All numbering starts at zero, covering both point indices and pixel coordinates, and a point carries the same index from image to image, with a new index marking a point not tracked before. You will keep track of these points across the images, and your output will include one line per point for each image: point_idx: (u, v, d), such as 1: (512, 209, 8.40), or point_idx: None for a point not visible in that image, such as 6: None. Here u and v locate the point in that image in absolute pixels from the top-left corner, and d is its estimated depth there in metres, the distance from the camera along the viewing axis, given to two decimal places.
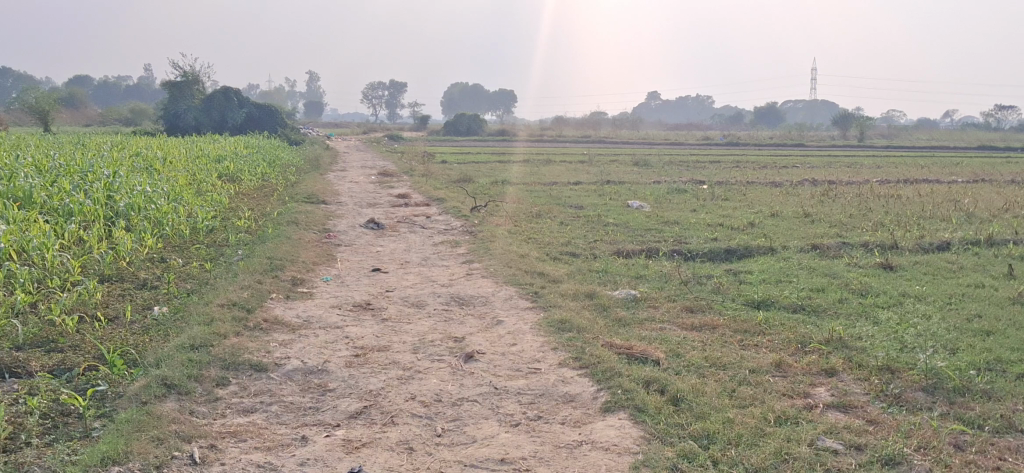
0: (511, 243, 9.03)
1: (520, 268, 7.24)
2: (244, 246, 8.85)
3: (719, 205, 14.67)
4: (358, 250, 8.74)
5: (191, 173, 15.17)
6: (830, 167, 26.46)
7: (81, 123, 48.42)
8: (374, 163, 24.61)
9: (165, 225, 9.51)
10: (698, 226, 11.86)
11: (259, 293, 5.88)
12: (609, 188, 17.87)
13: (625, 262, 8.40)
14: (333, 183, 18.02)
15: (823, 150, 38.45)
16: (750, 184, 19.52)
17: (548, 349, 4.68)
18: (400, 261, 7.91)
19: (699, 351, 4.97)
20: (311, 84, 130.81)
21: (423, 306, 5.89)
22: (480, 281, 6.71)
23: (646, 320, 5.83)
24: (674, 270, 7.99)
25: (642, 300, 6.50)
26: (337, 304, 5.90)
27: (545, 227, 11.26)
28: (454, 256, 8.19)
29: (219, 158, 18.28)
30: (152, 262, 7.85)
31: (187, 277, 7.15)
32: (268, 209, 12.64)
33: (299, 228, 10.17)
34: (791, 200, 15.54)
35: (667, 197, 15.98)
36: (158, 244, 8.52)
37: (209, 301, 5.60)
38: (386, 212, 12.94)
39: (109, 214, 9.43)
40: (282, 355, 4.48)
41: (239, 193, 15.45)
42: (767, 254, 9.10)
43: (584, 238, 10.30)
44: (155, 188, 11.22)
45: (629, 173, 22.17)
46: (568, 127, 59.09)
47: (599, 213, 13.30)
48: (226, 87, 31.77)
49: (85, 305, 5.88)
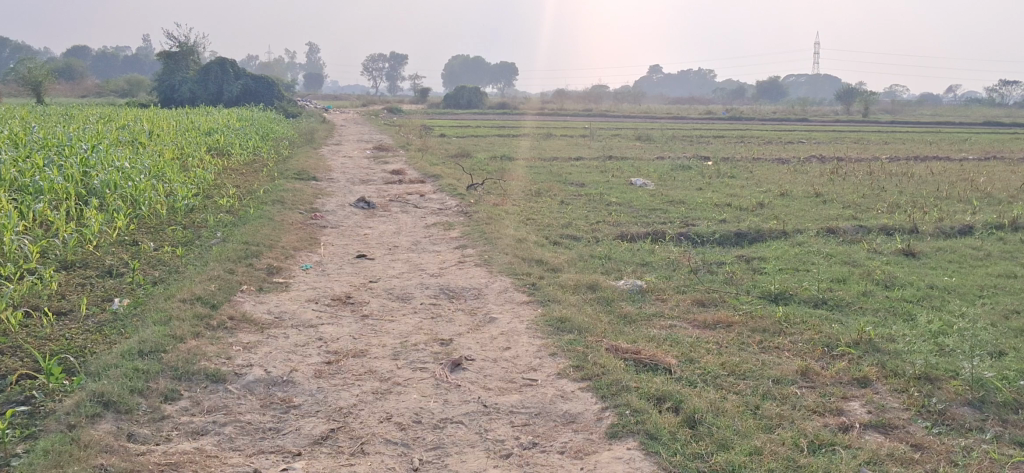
0: (507, 226, 8.48)
1: (517, 255, 6.70)
2: (223, 228, 8.32)
3: (725, 184, 14.10)
4: (345, 232, 8.21)
5: (179, 146, 14.61)
6: (836, 143, 25.80)
7: (75, 95, 47.72)
8: (370, 137, 24.05)
9: (141, 205, 8.97)
10: (706, 206, 11.29)
11: (227, 286, 5.34)
12: (611, 164, 17.32)
13: (628, 247, 7.86)
14: (327, 159, 17.42)
15: (826, 125, 37.78)
16: (757, 160, 18.95)
17: (546, 356, 4.15)
18: (388, 246, 7.36)
19: (714, 356, 4.44)
20: (311, 55, 129.92)
21: (408, 301, 5.35)
22: (473, 270, 6.17)
23: (653, 317, 5.29)
24: (682, 256, 7.44)
25: (649, 293, 5.97)
26: (314, 297, 5.36)
27: (544, 207, 10.70)
28: (447, 240, 7.64)
29: (210, 130, 17.72)
30: (122, 247, 7.31)
31: (155, 264, 6.61)
32: (255, 187, 12.10)
33: (284, 208, 9.63)
34: (800, 178, 14.99)
35: (671, 175, 15.40)
36: (131, 226, 7.99)
37: (172, 295, 5.06)
38: (379, 189, 12.39)
39: (81, 193, 8.88)
40: (242, 363, 3.94)
41: (228, 168, 14.91)
42: (780, 239, 8.54)
43: (585, 220, 9.75)
44: (135, 164, 10.67)
45: (632, 148, 21.60)
46: (569, 100, 58.34)
47: (601, 192, 12.77)
48: (221, 59, 31.07)
49: (38, 298, 5.37)
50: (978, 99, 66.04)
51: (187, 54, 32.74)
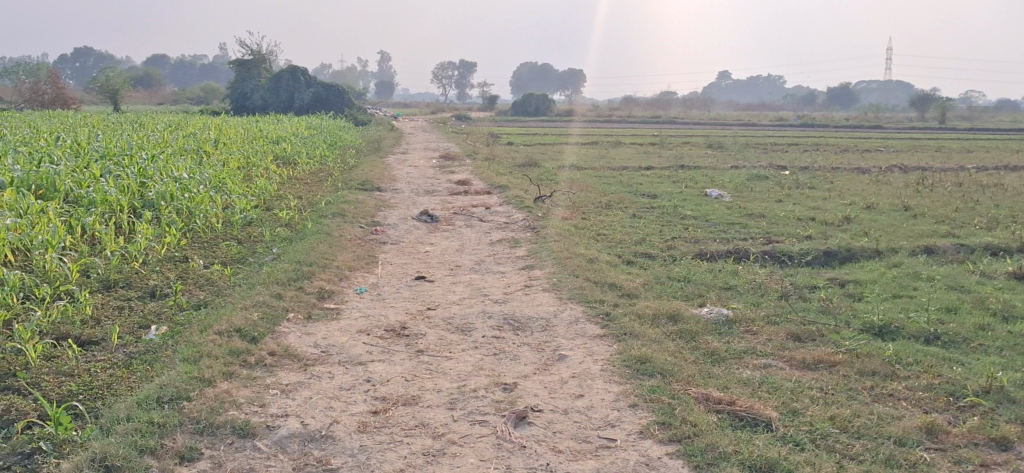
0: (577, 243, 7.93)
1: (588, 279, 6.13)
2: (278, 243, 7.92)
3: (806, 195, 13.35)
4: (405, 249, 7.74)
5: (244, 155, 14.34)
6: (917, 151, 24.72)
7: (151, 101, 48.40)
8: (436, 145, 23.69)
9: (197, 219, 8.62)
10: (788, 221, 10.58)
11: (271, 314, 4.89)
12: (683, 174, 16.67)
13: (709, 268, 7.24)
14: (392, 168, 17.04)
15: (903, 132, 36.49)
16: (836, 169, 18.09)
17: (625, 407, 3.59)
18: (449, 266, 6.86)
19: (820, 408, 3.82)
20: (381, 64, 130.94)
21: (469, 333, 4.83)
22: (541, 296, 5.62)
23: (743, 357, 4.70)
24: (769, 279, 6.81)
25: (737, 325, 5.37)
26: (367, 328, 4.87)
27: (616, 221, 10.12)
28: (513, 259, 7.10)
29: (277, 138, 17.49)
30: (171, 264, 6.94)
31: (202, 284, 6.21)
32: (317, 197, 11.73)
33: (344, 221, 9.21)
34: (886, 189, 14.16)
35: (748, 185, 14.68)
36: (183, 241, 7.63)
37: (210, 326, 4.62)
38: (444, 201, 11.93)
39: (136, 204, 8.56)
40: (276, 413, 3.45)
41: (293, 177, 14.61)
42: (875, 259, 7.84)
43: (660, 236, 9.14)
44: (194, 174, 10.36)
45: (704, 157, 20.85)
46: (638, 107, 57.49)
47: (675, 204, 12.14)
48: (292, 67, 31.05)
49: (71, 325, 4.99)
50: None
51: (259, 62, 32.81)
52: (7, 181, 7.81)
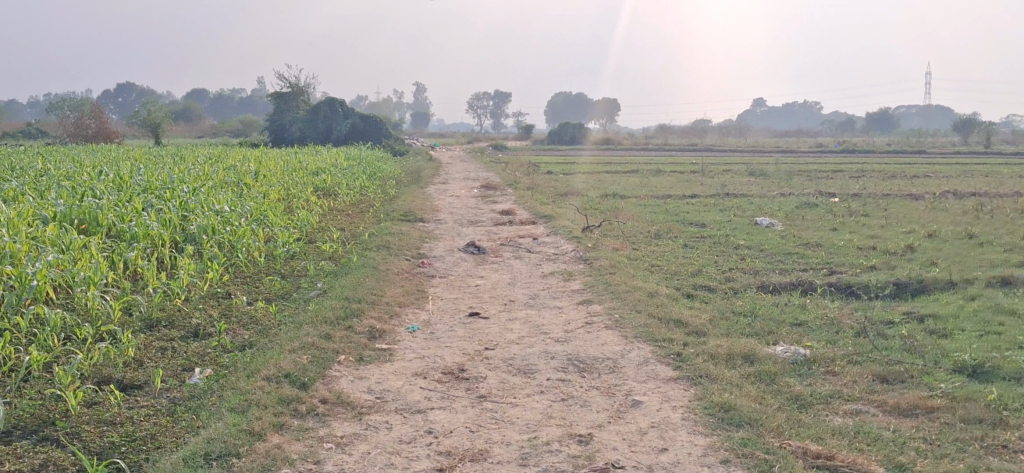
0: (633, 275, 7.58)
1: (652, 315, 5.78)
2: (323, 278, 7.66)
3: (862, 223, 12.90)
4: (455, 283, 7.45)
5: (284, 187, 14.17)
6: (968, 176, 24.08)
7: (191, 134, 48.83)
8: (476, 174, 23.47)
9: (239, 253, 8.40)
10: (847, 250, 10.16)
11: (322, 356, 4.60)
12: (731, 201, 16.27)
13: (775, 302, 6.87)
14: (433, 198, 16.80)
15: (946, 157, 35.90)
16: (888, 196, 17.59)
17: (715, 464, 3.26)
18: (503, 301, 6.54)
19: (931, 462, 3.46)
20: (417, 95, 131.69)
21: (533, 376, 4.51)
22: (604, 334, 5.29)
23: (831, 402, 4.34)
24: (842, 314, 6.41)
25: (817, 365, 5.01)
26: (423, 370, 4.57)
27: (669, 252, 9.75)
28: (569, 294, 6.77)
29: (317, 169, 17.33)
30: (214, 300, 6.71)
31: (246, 323, 5.95)
32: (359, 229, 11.49)
33: (388, 254, 8.95)
34: (945, 216, 13.66)
35: (799, 213, 14.24)
36: (226, 277, 7.39)
37: (257, 370, 4.34)
38: (488, 231, 11.64)
39: (177, 238, 8.35)
40: (334, 470, 3.15)
41: (333, 208, 14.42)
42: (949, 292, 7.41)
43: (716, 266, 8.77)
44: (235, 206, 10.17)
45: (749, 184, 20.42)
46: (675, 135, 57.09)
47: (726, 233, 11.75)
48: (330, 98, 30.94)
49: (113, 367, 4.74)
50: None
51: (295, 93, 32.80)
52: (49, 216, 7.62)
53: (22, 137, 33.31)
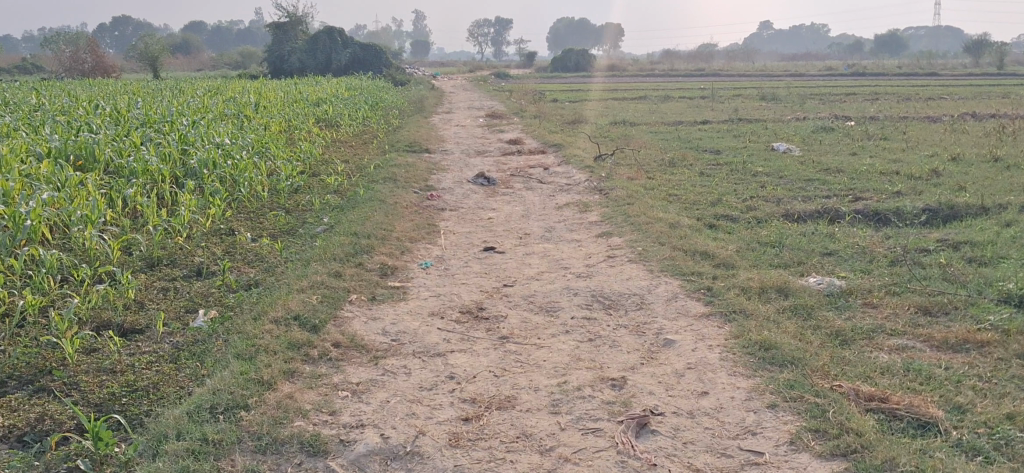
0: (652, 205, 7.30)
1: (676, 247, 5.52)
2: (329, 212, 7.39)
3: (881, 147, 12.55)
4: (467, 215, 7.18)
5: (287, 119, 13.82)
6: (982, 98, 23.64)
7: (190, 67, 48.24)
8: (481, 103, 23.05)
9: (241, 187, 8.11)
10: (869, 176, 9.85)
11: (333, 296, 4.35)
12: (743, 127, 15.92)
13: (802, 230, 6.60)
14: (438, 129, 16.46)
15: (958, 79, 35.23)
16: (903, 119, 17.22)
17: (762, 409, 3.01)
18: (518, 235, 6.28)
19: (991, 402, 3.21)
20: (417, 24, 129.95)
21: (556, 314, 4.26)
22: (629, 268, 5.03)
23: (873, 338, 4.09)
24: (873, 243, 6.15)
25: (854, 299, 4.76)
26: (439, 310, 4.32)
27: (686, 181, 9.45)
28: (586, 226, 6.50)
29: (319, 100, 16.96)
30: (217, 238, 6.44)
31: (251, 261, 5.70)
32: (365, 161, 11.19)
33: (396, 186, 8.66)
34: (965, 140, 13.32)
35: (815, 138, 13.88)
36: (229, 212, 7.12)
37: (264, 313, 4.09)
38: (498, 162, 11.34)
39: (178, 174, 8.06)
40: (351, 422, 2.91)
41: (337, 140, 14.09)
42: (981, 218, 7.13)
43: (736, 194, 8.48)
44: (237, 139, 9.86)
45: (760, 109, 20.02)
46: (681, 61, 56.28)
47: (742, 160, 11.45)
48: (329, 28, 30.37)
49: (113, 311, 4.49)
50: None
51: (294, 24, 32.19)
52: (43, 152, 7.33)
53: (19, 73, 32.84)
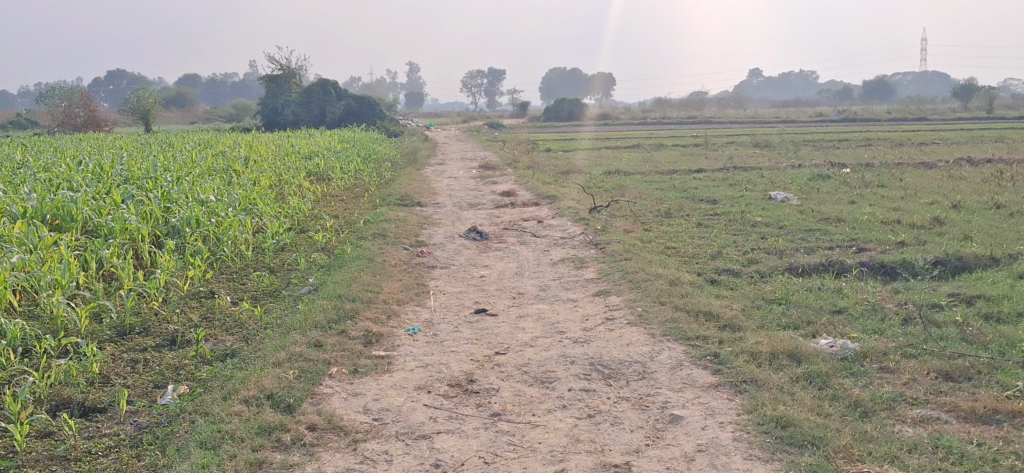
0: (651, 260, 7.02)
1: (678, 307, 5.22)
2: (314, 272, 7.08)
3: (880, 195, 12.31)
4: (458, 274, 6.89)
5: (276, 173, 13.55)
6: (975, 143, 23.52)
7: (183, 120, 48.14)
8: (474, 154, 22.89)
9: (224, 247, 7.80)
10: (871, 225, 9.59)
11: (310, 370, 4.03)
12: (739, 175, 15.71)
13: (808, 286, 6.31)
14: (430, 180, 16.23)
15: (949, 124, 35.21)
16: (899, 165, 17.05)
17: None
18: (511, 295, 5.98)
19: None
20: (410, 74, 130.57)
21: (553, 386, 3.96)
22: (629, 331, 4.73)
23: (895, 408, 3.79)
24: (884, 300, 5.86)
25: (869, 363, 4.45)
26: (426, 383, 4.00)
27: (684, 232, 9.17)
28: (583, 284, 6.20)
29: (310, 153, 16.73)
30: (195, 301, 6.12)
31: (229, 328, 5.38)
32: (354, 216, 10.90)
33: (385, 243, 8.36)
34: (964, 186, 13.10)
35: (813, 186, 13.65)
36: (209, 274, 6.80)
37: (235, 391, 3.77)
38: (490, 215, 11.08)
39: (159, 233, 7.75)
40: None
41: (327, 194, 13.83)
42: (992, 270, 6.86)
43: (736, 247, 8.21)
44: (222, 196, 9.57)
45: (755, 157, 19.85)
46: (673, 108, 56.38)
47: (739, 209, 11.20)
48: (322, 80, 30.30)
49: (75, 388, 4.16)
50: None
51: (288, 77, 32.12)
52: (19, 212, 7.02)
53: (11, 128, 32.61)
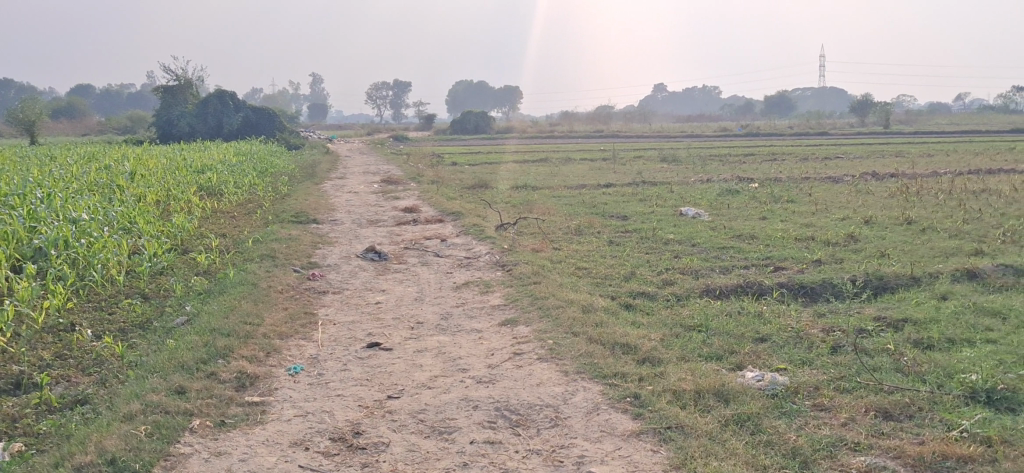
0: (562, 283, 6.56)
1: (592, 339, 4.75)
2: (192, 301, 6.40)
3: (790, 210, 12.15)
4: (354, 300, 6.32)
5: (163, 188, 12.68)
6: (876, 157, 23.87)
7: (74, 132, 46.14)
8: (377, 168, 22.23)
9: (93, 272, 7.03)
10: (784, 242, 9.34)
11: (167, 424, 3.42)
12: (648, 190, 15.46)
13: (728, 310, 5.93)
14: (330, 196, 15.57)
15: (848, 139, 35.92)
16: (805, 179, 17.06)
17: None
18: (409, 325, 5.43)
19: None
20: (316, 86, 128.82)
21: (454, 437, 3.43)
22: (540, 369, 4.24)
23: (835, 456, 3.37)
24: (808, 325, 5.50)
25: (801, 400, 4.05)
26: (304, 438, 3.43)
27: (594, 251, 8.76)
28: (488, 312, 5.69)
29: (203, 167, 15.87)
30: (51, 336, 5.40)
31: (85, 369, 4.70)
32: (244, 235, 10.19)
33: (275, 266, 7.72)
34: (870, 201, 13.05)
35: (722, 201, 13.45)
36: (71, 303, 6.05)
37: (70, 454, 3.13)
38: (391, 233, 10.51)
39: (18, 256, 6.95)
40: None
41: (219, 212, 13.03)
42: (914, 290, 6.59)
43: (650, 267, 7.83)
44: (97, 214, 8.76)
45: (663, 171, 19.69)
46: (580, 121, 56.49)
47: (649, 225, 10.88)
48: (220, 91, 29.24)
49: None
50: (990, 107, 63.76)
51: (184, 87, 30.95)
52: None
53: None
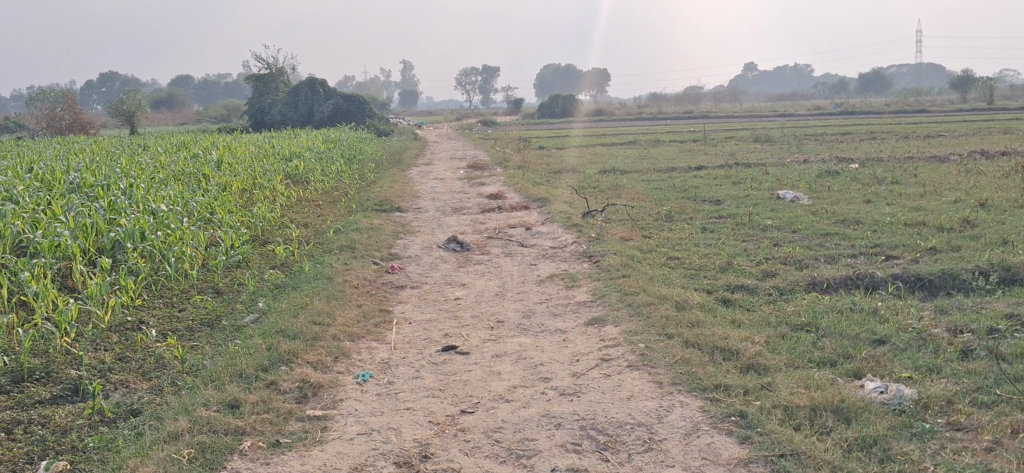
0: (653, 277, 6.08)
1: (688, 344, 4.28)
2: (265, 296, 6.10)
3: (896, 193, 11.39)
4: (432, 296, 5.96)
5: (250, 177, 12.54)
6: (984, 135, 22.57)
7: (172, 122, 47.07)
8: (464, 154, 21.94)
9: (169, 265, 6.79)
10: (893, 228, 8.66)
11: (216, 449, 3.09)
12: (743, 173, 14.77)
13: (839, 305, 5.38)
14: (414, 183, 15.30)
15: (948, 116, 34.39)
16: (910, 159, 16.15)
17: None
18: (488, 325, 5.03)
19: None
20: (405, 73, 129.67)
21: (535, 463, 3.02)
22: (631, 379, 3.80)
23: None
24: (931, 324, 4.92)
25: (934, 417, 3.52)
26: (366, 462, 3.06)
27: (687, 239, 8.24)
28: (574, 310, 5.26)
29: (290, 155, 15.75)
30: (118, 335, 5.15)
31: (146, 374, 4.43)
32: (327, 224, 9.94)
33: (353, 257, 7.41)
34: (984, 181, 12.15)
35: (822, 183, 12.73)
36: (142, 299, 5.80)
37: None
38: (474, 221, 10.14)
39: (96, 248, 6.74)
40: None
41: (304, 200, 12.86)
42: None
43: (748, 256, 7.28)
44: (178, 204, 8.57)
45: (757, 152, 18.92)
46: (669, 103, 55.39)
47: (746, 210, 10.29)
48: (311, 79, 29.30)
49: None
50: None
51: (275, 76, 31.13)
52: None
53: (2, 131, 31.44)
